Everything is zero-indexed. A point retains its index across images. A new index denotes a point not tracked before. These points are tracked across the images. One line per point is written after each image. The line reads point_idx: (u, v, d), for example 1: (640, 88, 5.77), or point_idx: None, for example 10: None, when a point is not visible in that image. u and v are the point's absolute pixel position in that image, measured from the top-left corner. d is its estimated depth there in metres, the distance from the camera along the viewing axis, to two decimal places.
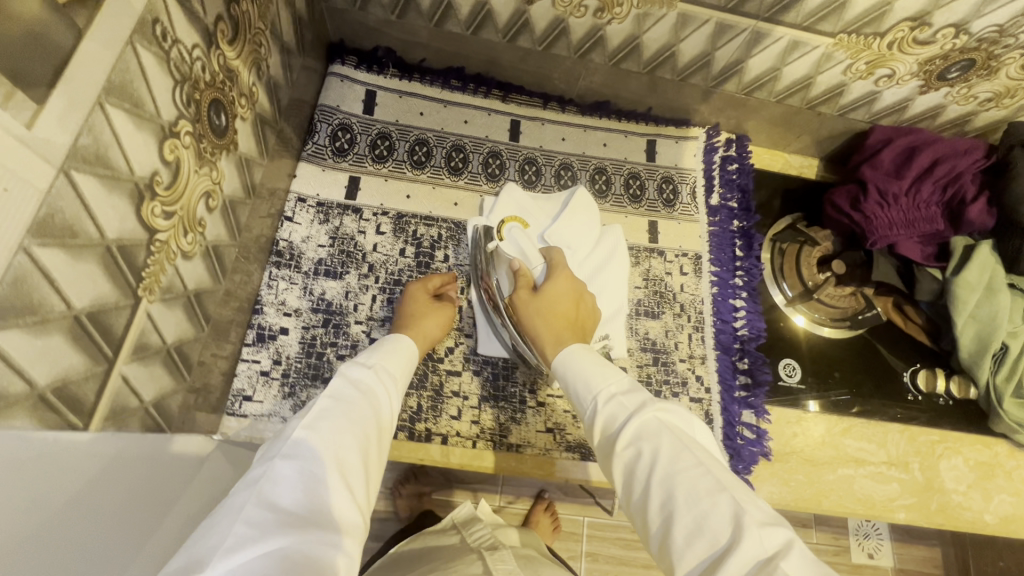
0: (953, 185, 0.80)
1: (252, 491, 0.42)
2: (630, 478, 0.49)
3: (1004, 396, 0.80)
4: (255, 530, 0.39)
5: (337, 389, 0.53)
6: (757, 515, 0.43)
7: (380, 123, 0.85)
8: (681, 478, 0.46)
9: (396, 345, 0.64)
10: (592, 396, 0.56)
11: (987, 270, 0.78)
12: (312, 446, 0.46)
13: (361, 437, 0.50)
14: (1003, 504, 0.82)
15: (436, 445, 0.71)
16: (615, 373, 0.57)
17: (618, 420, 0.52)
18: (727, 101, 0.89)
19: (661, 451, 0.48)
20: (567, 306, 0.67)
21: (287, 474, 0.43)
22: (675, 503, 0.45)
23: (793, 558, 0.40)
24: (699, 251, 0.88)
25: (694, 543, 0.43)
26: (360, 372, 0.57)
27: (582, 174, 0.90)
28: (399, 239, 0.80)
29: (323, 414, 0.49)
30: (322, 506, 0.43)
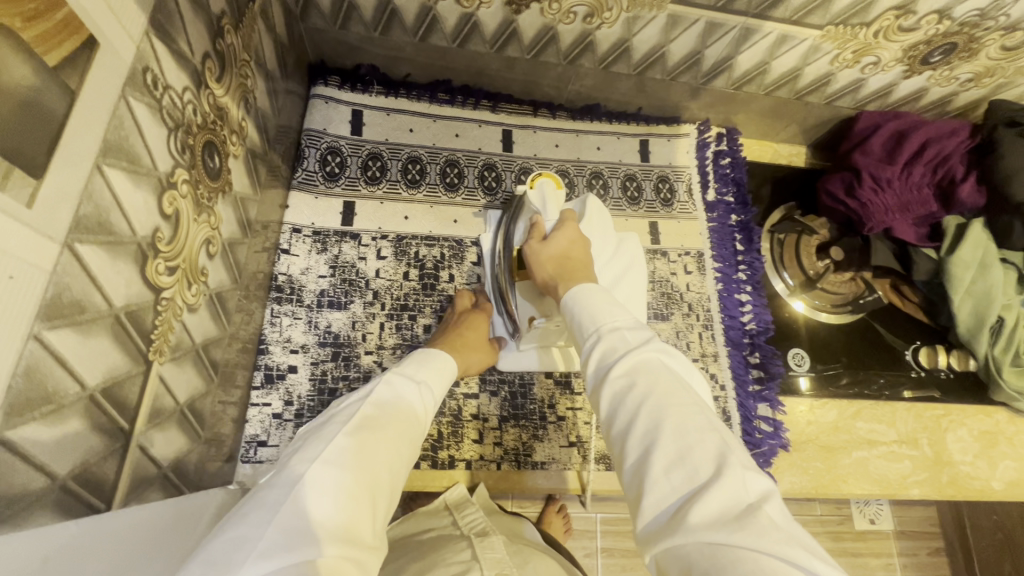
0: (942, 166, 0.81)
1: (287, 492, 0.39)
2: (616, 408, 0.46)
3: (1003, 366, 0.83)
4: (282, 535, 0.36)
5: (380, 396, 0.52)
6: (743, 459, 0.40)
7: (370, 143, 0.82)
8: (674, 412, 0.42)
9: (436, 358, 0.62)
10: (596, 327, 0.52)
11: (980, 247, 0.80)
12: (351, 456, 0.44)
13: (396, 455, 0.48)
14: (1007, 470, 0.85)
15: (460, 471, 0.70)
16: (621, 310, 0.53)
17: (616, 353, 0.48)
18: (716, 97, 0.89)
19: (656, 384, 0.45)
20: (577, 253, 0.63)
21: (323, 481, 0.41)
22: (661, 431, 0.42)
23: (770, 505, 0.37)
24: (701, 249, 0.88)
25: (673, 475, 0.39)
26: (406, 385, 0.55)
27: (579, 180, 0.89)
28: (401, 263, 0.78)
29: (366, 424, 0.48)
30: (351, 520, 0.40)
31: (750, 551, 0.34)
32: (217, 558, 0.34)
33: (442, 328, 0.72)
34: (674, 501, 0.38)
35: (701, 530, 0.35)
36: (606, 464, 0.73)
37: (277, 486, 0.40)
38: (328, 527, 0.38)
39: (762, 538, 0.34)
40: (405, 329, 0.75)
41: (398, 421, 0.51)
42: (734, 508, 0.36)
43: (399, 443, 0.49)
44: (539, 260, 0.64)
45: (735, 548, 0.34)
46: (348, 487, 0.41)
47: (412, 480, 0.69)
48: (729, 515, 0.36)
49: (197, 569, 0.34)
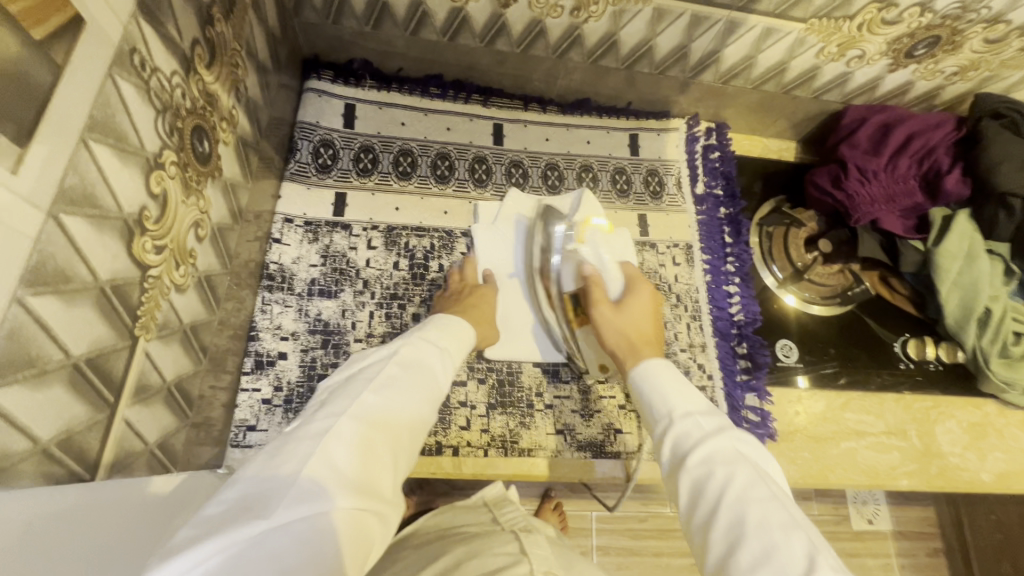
0: (928, 158, 0.82)
1: (317, 444, 0.44)
2: (696, 496, 0.50)
3: (990, 357, 0.83)
4: (313, 484, 0.41)
5: (404, 361, 0.57)
6: (831, 559, 0.42)
7: (362, 136, 0.84)
8: (755, 505, 0.46)
9: (452, 325, 0.67)
10: (668, 411, 0.57)
11: (967, 238, 0.80)
12: (375, 416, 0.50)
13: (413, 415, 0.54)
14: (997, 462, 0.85)
15: (448, 457, 0.70)
16: (694, 396, 0.58)
17: (692, 439, 0.53)
18: (705, 91, 0.90)
19: (735, 476, 0.49)
20: (648, 329, 0.68)
21: (348, 436, 0.46)
22: (744, 527, 0.45)
23: None
24: (690, 241, 0.89)
25: (759, 570, 0.42)
26: (427, 351, 0.61)
27: (569, 173, 0.90)
28: (392, 253, 0.79)
29: (388, 387, 0.53)
30: (372, 474, 0.46)
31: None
32: (256, 502, 0.40)
33: (450, 295, 0.74)
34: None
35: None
36: (592, 452, 0.74)
37: (308, 438, 0.45)
38: (351, 480, 0.44)
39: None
40: (395, 317, 0.76)
41: (417, 385, 0.56)
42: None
43: (416, 405, 0.55)
44: (612, 330, 0.67)
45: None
46: (370, 446, 0.47)
47: None
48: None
49: (240, 505, 0.39)
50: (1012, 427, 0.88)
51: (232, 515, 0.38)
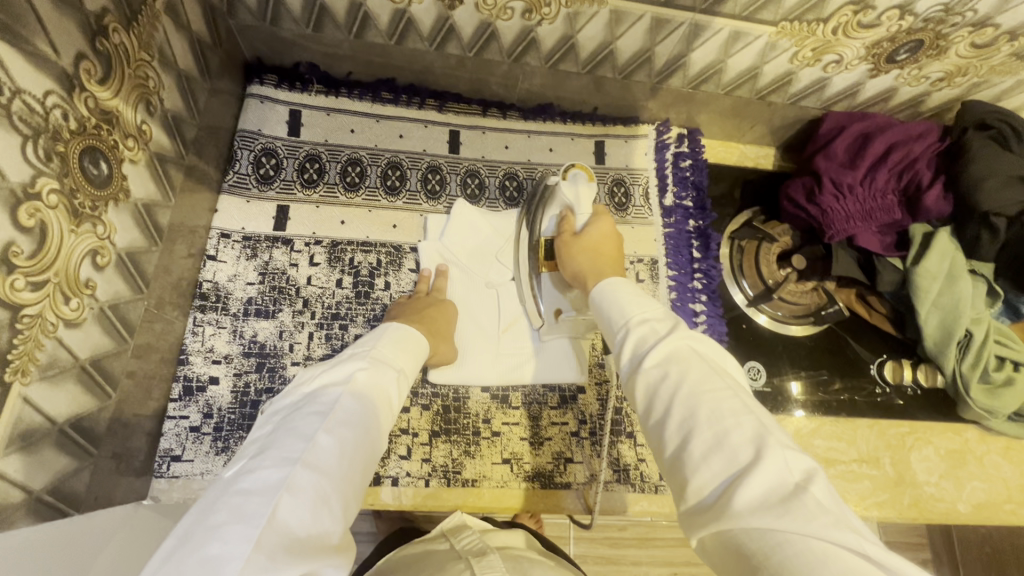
0: (908, 171, 0.76)
1: (267, 503, 0.38)
2: (651, 400, 0.47)
3: (970, 383, 0.78)
4: (265, 555, 0.35)
5: (361, 388, 0.52)
6: (783, 441, 0.40)
7: (308, 144, 0.80)
8: (710, 398, 0.43)
9: (407, 342, 0.61)
10: (624, 320, 0.54)
11: (948, 257, 0.75)
12: (334, 458, 0.44)
13: (369, 450, 0.48)
14: (975, 492, 0.81)
15: (386, 488, 0.67)
16: (652, 304, 0.55)
17: (647, 343, 0.50)
18: (675, 96, 0.85)
19: (690, 373, 0.46)
20: (610, 249, 0.66)
21: (302, 486, 0.40)
22: (697, 419, 0.43)
23: (817, 483, 0.37)
24: (655, 256, 0.84)
25: (714, 461, 0.40)
26: (382, 372, 0.55)
27: (528, 183, 0.86)
28: (335, 270, 0.75)
29: (347, 420, 0.48)
30: (328, 525, 0.40)
31: (797, 534, 0.34)
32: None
33: (412, 304, 0.70)
34: (717, 485, 0.39)
35: (748, 513, 0.36)
36: (541, 482, 0.70)
37: (254, 494, 0.39)
38: (308, 542, 0.38)
39: (812, 521, 0.34)
40: (336, 338, 0.72)
41: (376, 415, 0.51)
42: (779, 490, 0.37)
43: (373, 438, 0.49)
44: (574, 251, 0.67)
45: (786, 532, 0.34)
46: (332, 496, 0.42)
47: None
48: (775, 498, 0.36)
49: None
50: (992, 454, 0.84)
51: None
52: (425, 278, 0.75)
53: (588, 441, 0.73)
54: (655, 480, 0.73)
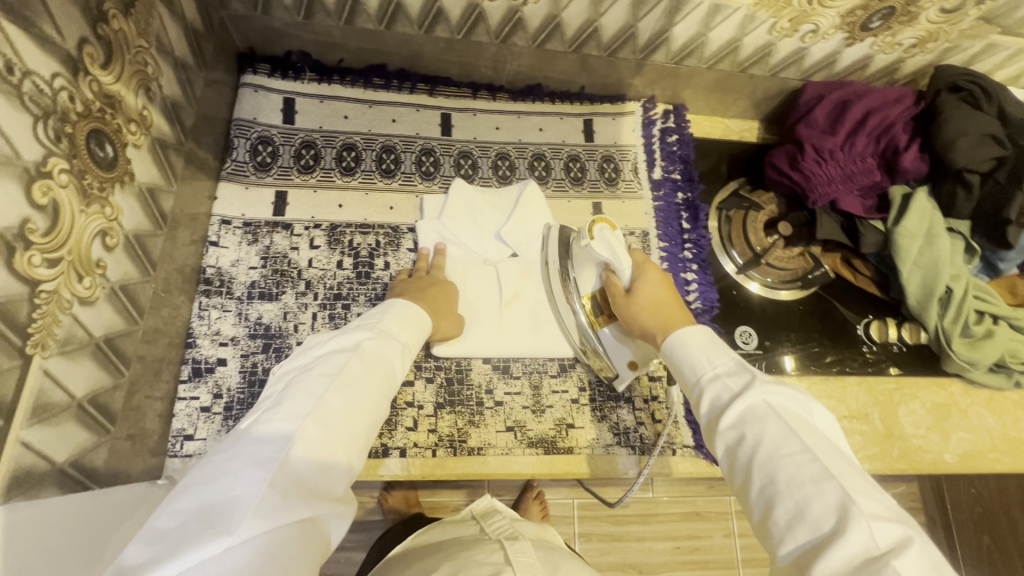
0: (886, 135, 0.79)
1: (280, 450, 0.42)
2: (731, 459, 0.49)
3: (952, 336, 0.81)
4: (277, 496, 0.39)
5: (367, 356, 0.53)
6: (869, 507, 0.40)
7: (303, 131, 0.82)
8: (788, 460, 0.45)
9: (411, 314, 0.63)
10: (697, 377, 0.55)
11: (927, 216, 0.78)
12: (340, 416, 0.47)
13: (373, 413, 0.51)
14: (961, 442, 0.85)
15: (395, 459, 0.69)
16: (726, 355, 0.55)
17: (722, 403, 0.51)
18: (659, 72, 0.87)
19: (767, 437, 0.47)
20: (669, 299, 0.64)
21: (311, 437, 0.44)
22: (777, 486, 0.44)
23: (906, 556, 0.37)
24: (646, 228, 0.87)
25: (797, 530, 0.42)
26: (386, 342, 0.57)
27: (520, 163, 0.87)
28: (335, 251, 0.77)
29: (353, 384, 0.50)
30: (331, 476, 0.44)
31: None
32: (214, 517, 0.37)
33: (412, 284, 0.71)
34: (802, 551, 0.41)
35: None
36: (544, 449, 0.72)
37: (268, 442, 0.43)
38: (314, 488, 0.42)
39: None
40: (339, 318, 0.74)
41: (380, 381, 0.53)
42: (863, 563, 0.38)
43: (378, 402, 0.52)
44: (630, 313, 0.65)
45: None
46: (336, 451, 0.45)
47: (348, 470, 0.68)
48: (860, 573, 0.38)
49: (194, 527, 0.37)
50: (976, 406, 0.88)
51: (190, 532, 0.36)
52: (424, 257, 0.75)
53: (588, 407, 0.75)
54: (654, 442, 0.75)
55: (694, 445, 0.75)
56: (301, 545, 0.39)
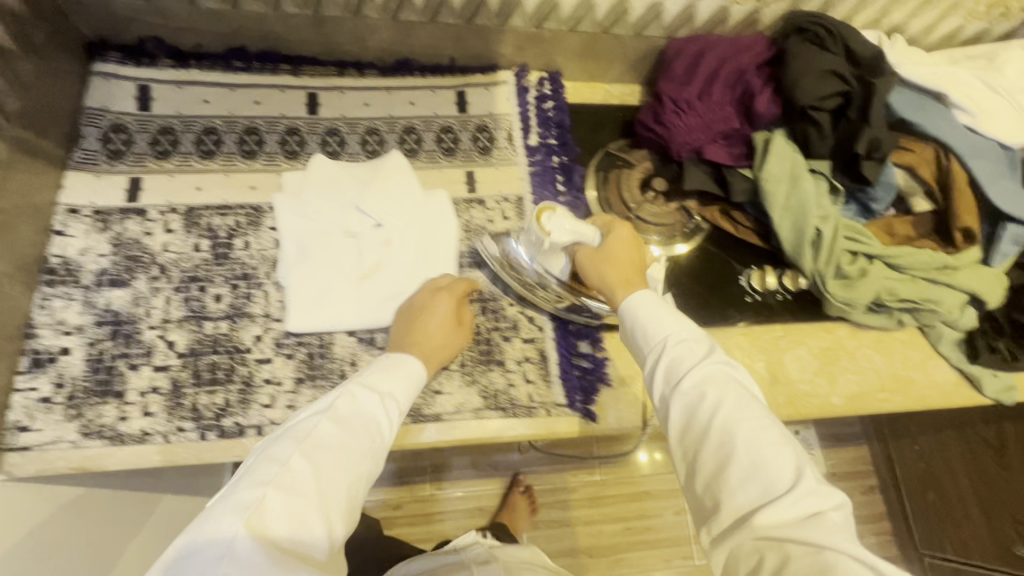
0: (741, 81, 0.79)
1: (243, 516, 0.44)
2: (687, 420, 0.54)
3: (827, 279, 0.82)
4: (238, 566, 0.42)
5: (345, 423, 0.54)
6: (815, 471, 0.49)
7: (160, 118, 0.80)
8: (745, 425, 0.52)
9: (397, 363, 0.63)
10: (662, 337, 0.60)
11: (788, 159, 0.79)
12: (312, 474, 0.49)
13: (356, 470, 0.52)
14: (848, 384, 0.85)
15: (251, 438, 0.67)
16: (684, 323, 0.61)
17: (684, 364, 0.57)
18: (523, 38, 0.87)
19: (727, 398, 0.53)
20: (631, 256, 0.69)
21: (275, 502, 0.46)
22: (733, 446, 0.51)
23: (838, 513, 0.47)
24: (521, 193, 0.86)
25: (748, 485, 0.49)
26: (366, 395, 0.57)
27: (391, 137, 0.87)
28: (191, 234, 0.75)
29: (323, 454, 0.51)
30: (307, 537, 0.46)
31: (824, 547, 0.44)
32: None
33: (407, 324, 0.70)
34: (749, 500, 0.48)
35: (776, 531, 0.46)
36: (410, 417, 0.71)
37: (234, 512, 0.45)
38: (288, 549, 0.45)
39: (830, 536, 0.45)
40: (194, 300, 0.72)
41: (356, 446, 0.53)
42: (804, 514, 0.47)
43: (355, 467, 0.52)
44: (594, 263, 0.68)
45: (810, 544, 0.44)
46: (307, 517, 0.47)
47: (201, 453, 0.66)
48: (798, 522, 0.46)
49: None
50: (864, 348, 0.88)
51: None
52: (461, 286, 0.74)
53: (458, 373, 0.74)
54: (526, 404, 0.74)
55: (567, 403, 0.75)
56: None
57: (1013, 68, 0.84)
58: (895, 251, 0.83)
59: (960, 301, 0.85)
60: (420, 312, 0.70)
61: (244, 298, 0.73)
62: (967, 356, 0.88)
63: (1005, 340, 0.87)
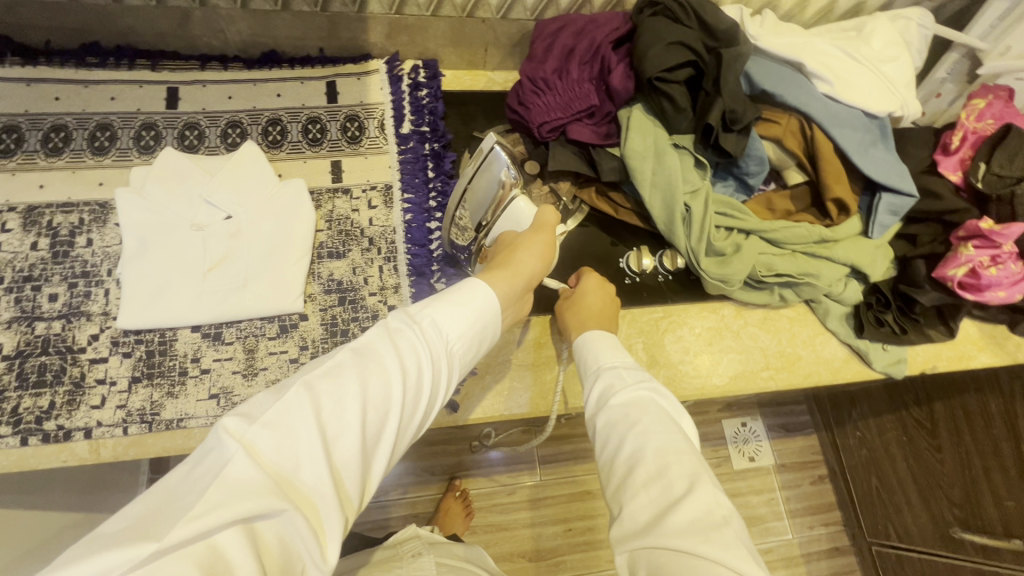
0: (598, 59, 0.80)
1: (235, 443, 0.37)
2: (607, 433, 0.53)
3: (700, 255, 0.80)
4: (224, 495, 0.34)
5: (383, 352, 0.44)
6: (715, 488, 0.46)
7: (5, 116, 0.78)
8: (660, 438, 0.49)
9: (470, 296, 0.52)
10: (597, 366, 0.59)
11: (650, 134, 0.78)
12: (319, 406, 0.40)
13: (376, 409, 0.42)
14: (731, 364, 0.83)
15: (80, 442, 0.65)
16: (623, 356, 0.60)
17: (612, 385, 0.56)
18: (388, 25, 0.86)
19: (644, 415, 0.52)
20: (596, 301, 0.72)
21: (267, 436, 0.38)
22: (642, 454, 0.48)
23: (733, 529, 0.43)
24: (389, 182, 0.84)
25: (650, 490, 0.46)
26: (405, 328, 0.47)
27: (254, 129, 0.84)
28: (30, 233, 0.73)
29: (345, 385, 0.41)
30: (308, 479, 0.37)
31: (709, 558, 0.40)
32: (149, 522, 0.33)
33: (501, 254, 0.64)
34: (650, 510, 0.45)
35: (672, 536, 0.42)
36: None
37: (226, 439, 0.37)
38: (281, 488, 0.36)
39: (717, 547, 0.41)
40: (26, 300, 0.69)
41: (389, 384, 0.43)
42: (703, 520, 0.43)
43: (377, 411, 0.42)
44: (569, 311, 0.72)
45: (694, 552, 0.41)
46: (308, 450, 0.38)
47: (25, 459, 0.64)
48: (695, 531, 0.42)
49: (125, 529, 0.32)
50: (750, 327, 0.86)
51: (120, 535, 0.32)
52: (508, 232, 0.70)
53: None
54: None
55: None
56: (229, 556, 0.33)
57: (879, 38, 0.83)
58: (771, 226, 0.81)
59: (841, 275, 0.83)
60: (510, 248, 0.64)
61: (81, 297, 0.70)
62: (855, 330, 0.86)
63: (892, 313, 0.84)
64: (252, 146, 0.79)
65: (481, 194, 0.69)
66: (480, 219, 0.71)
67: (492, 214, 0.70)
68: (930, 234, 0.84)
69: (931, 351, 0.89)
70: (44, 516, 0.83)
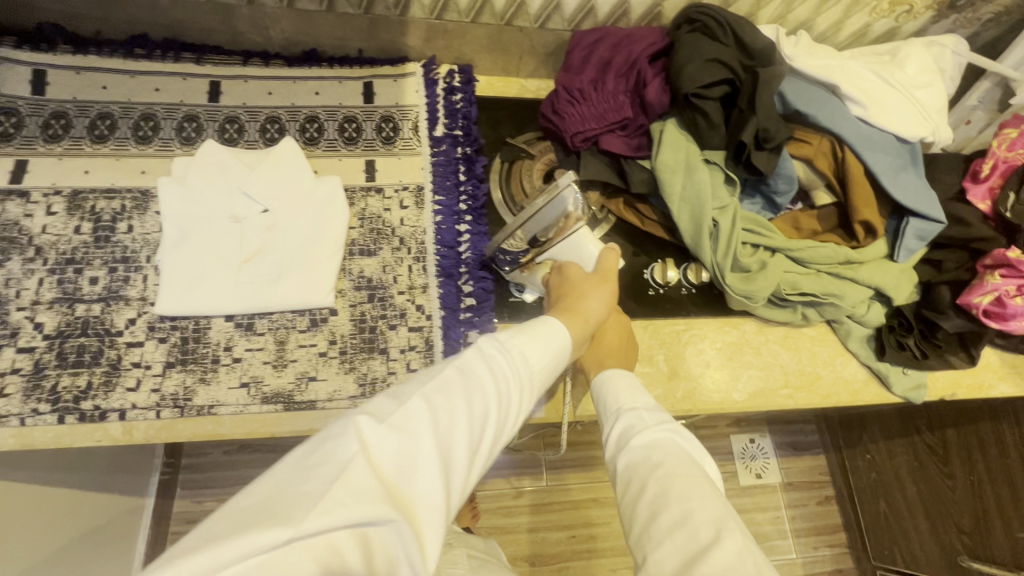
0: (634, 72, 0.81)
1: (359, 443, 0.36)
2: (631, 476, 0.53)
3: (725, 270, 0.80)
4: (349, 495, 0.33)
5: (483, 377, 0.45)
6: (742, 538, 0.45)
7: (54, 102, 0.80)
8: (685, 485, 0.49)
9: (552, 338, 0.54)
10: (618, 408, 0.60)
11: (682, 148, 0.79)
12: (433, 421, 0.40)
13: (475, 434, 0.42)
14: (750, 380, 0.83)
15: (114, 423, 0.66)
16: (646, 398, 0.61)
17: (637, 427, 0.56)
18: (428, 29, 0.87)
19: (669, 460, 0.52)
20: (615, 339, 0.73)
21: (390, 439, 0.37)
22: (667, 500, 0.48)
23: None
24: (421, 183, 0.85)
25: (675, 536, 0.46)
26: (501, 355, 0.48)
27: (292, 125, 0.86)
28: (73, 217, 0.75)
29: (454, 403, 0.42)
30: (420, 492, 0.37)
31: None
32: (275, 509, 0.32)
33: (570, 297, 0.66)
34: (677, 556, 0.45)
35: None
36: (283, 404, 0.70)
37: (348, 437, 0.37)
38: (396, 498, 0.35)
39: None
40: (68, 282, 0.71)
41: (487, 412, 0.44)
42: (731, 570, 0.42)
43: (477, 436, 0.42)
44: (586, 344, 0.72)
45: None
46: (423, 462, 0.38)
47: (61, 436, 0.66)
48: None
49: (250, 516, 0.31)
50: (770, 344, 0.86)
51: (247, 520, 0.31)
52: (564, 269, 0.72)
53: (336, 359, 0.73)
54: None
55: None
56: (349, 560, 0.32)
57: (914, 63, 0.84)
58: (798, 244, 0.81)
59: (864, 297, 0.83)
60: (578, 292, 0.66)
61: (120, 281, 0.72)
62: (875, 353, 0.86)
63: (914, 337, 0.84)
64: (290, 142, 0.80)
65: (546, 215, 0.71)
66: (537, 235, 0.73)
67: (551, 234, 0.73)
68: (955, 261, 0.84)
69: (950, 378, 0.89)
70: (64, 494, 0.85)
